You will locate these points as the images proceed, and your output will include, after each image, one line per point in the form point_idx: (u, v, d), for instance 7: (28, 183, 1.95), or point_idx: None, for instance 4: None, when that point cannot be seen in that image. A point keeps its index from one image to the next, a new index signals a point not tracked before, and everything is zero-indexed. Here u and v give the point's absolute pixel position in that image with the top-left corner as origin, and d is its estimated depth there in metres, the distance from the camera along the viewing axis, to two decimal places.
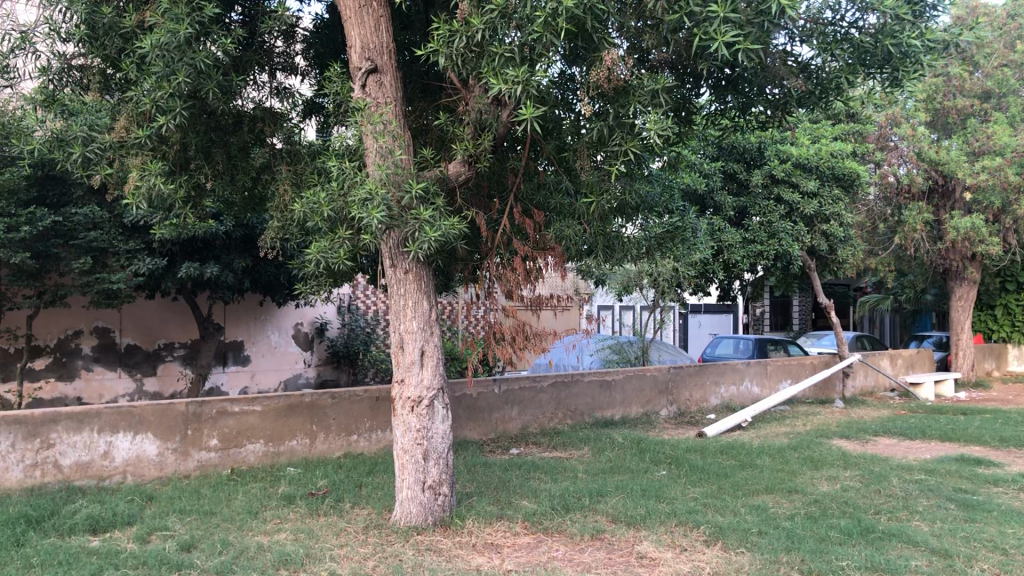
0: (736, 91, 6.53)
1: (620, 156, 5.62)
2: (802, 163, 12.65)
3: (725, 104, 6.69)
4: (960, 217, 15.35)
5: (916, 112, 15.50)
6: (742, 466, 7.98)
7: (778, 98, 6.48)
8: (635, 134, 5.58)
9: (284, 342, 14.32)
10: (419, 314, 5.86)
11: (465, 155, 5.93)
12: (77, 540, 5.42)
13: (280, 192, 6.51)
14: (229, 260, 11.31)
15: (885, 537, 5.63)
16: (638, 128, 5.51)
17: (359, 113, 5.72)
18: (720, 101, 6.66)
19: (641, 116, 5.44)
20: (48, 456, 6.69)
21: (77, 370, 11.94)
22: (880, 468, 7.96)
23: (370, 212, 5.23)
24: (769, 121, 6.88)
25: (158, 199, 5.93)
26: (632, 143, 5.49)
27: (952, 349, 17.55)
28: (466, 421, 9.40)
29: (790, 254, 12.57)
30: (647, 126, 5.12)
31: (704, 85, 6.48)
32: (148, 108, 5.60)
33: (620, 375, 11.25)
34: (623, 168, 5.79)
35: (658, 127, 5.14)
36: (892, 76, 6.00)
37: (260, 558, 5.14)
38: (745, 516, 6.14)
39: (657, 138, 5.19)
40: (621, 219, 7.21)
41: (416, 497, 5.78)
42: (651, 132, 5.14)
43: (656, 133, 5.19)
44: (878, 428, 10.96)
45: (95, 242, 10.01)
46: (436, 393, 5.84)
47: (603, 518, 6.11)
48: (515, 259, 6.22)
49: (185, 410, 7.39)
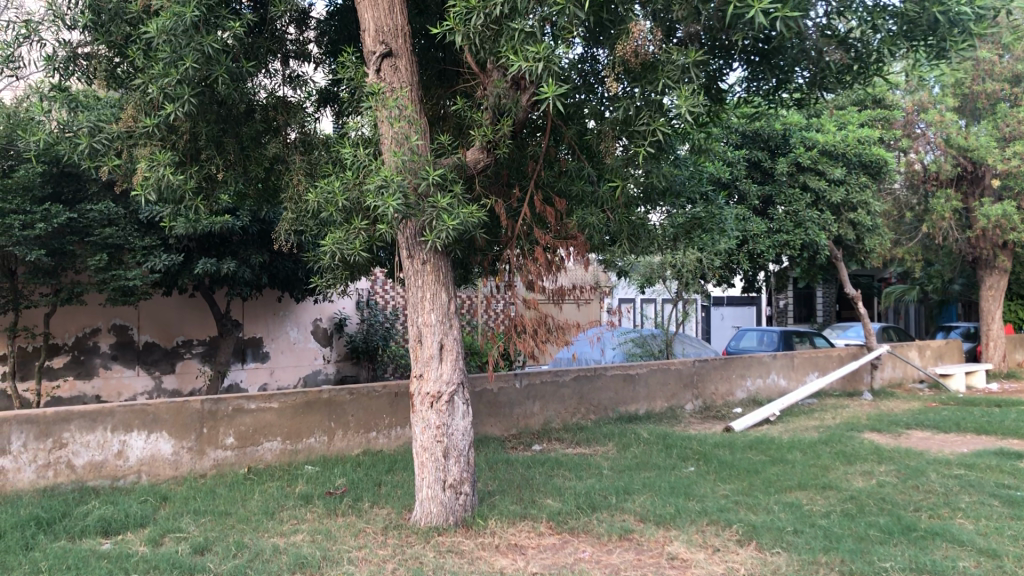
0: (770, 67, 6.31)
1: (649, 137, 5.39)
2: (828, 150, 12.32)
3: (758, 80, 6.47)
4: (990, 204, 14.98)
5: (944, 97, 15.13)
6: (773, 462, 7.73)
7: (813, 74, 6.26)
8: (663, 114, 5.35)
9: (303, 338, 14.17)
10: (437, 306, 5.64)
11: (483, 140, 5.72)
12: (88, 543, 5.26)
13: (295, 182, 6.40)
14: (246, 255, 11.16)
15: (928, 536, 5.38)
16: (666, 105, 5.27)
17: (373, 98, 5.52)
18: (753, 78, 6.44)
19: (669, 92, 5.20)
20: (61, 456, 6.54)
21: (94, 368, 11.85)
22: (916, 463, 7.68)
23: (385, 201, 5.02)
24: (803, 99, 6.66)
25: (169, 190, 5.76)
26: (660, 122, 5.25)
27: (983, 340, 17.17)
28: (488, 417, 9.19)
29: (817, 244, 12.28)
30: (678, 101, 4.88)
31: (737, 60, 6.27)
32: (156, 95, 5.42)
33: (644, 369, 11.00)
34: (651, 149, 5.55)
35: (688, 103, 4.89)
36: (938, 47, 5.74)
37: (276, 561, 4.95)
38: (780, 514, 5.90)
39: (688, 114, 4.94)
40: (646, 207, 6.98)
41: (437, 496, 5.58)
42: (682, 108, 4.89)
43: (687, 109, 4.93)
44: (910, 421, 10.66)
45: (110, 238, 9.88)
46: (457, 388, 5.62)
47: (630, 517, 5.88)
48: (536, 249, 5.99)
49: (200, 408, 7.23)
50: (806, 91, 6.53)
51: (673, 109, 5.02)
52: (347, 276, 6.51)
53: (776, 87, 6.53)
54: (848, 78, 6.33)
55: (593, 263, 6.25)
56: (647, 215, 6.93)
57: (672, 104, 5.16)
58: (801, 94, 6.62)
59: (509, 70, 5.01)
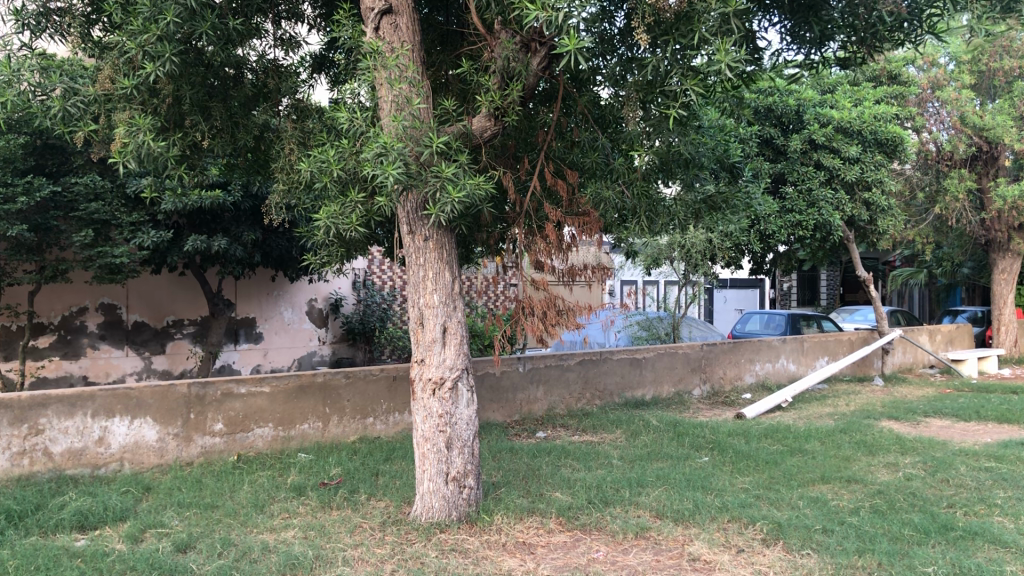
0: (817, 20, 5.97)
1: (679, 99, 4.94)
2: (844, 127, 11.80)
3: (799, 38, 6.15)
4: (1006, 185, 14.60)
5: (961, 74, 14.70)
6: (792, 452, 7.33)
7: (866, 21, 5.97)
8: (694, 72, 4.92)
9: (298, 319, 13.76)
10: (440, 286, 5.22)
11: (490, 107, 5.25)
12: (60, 540, 4.85)
13: (286, 151, 6.00)
14: (238, 232, 10.70)
15: (967, 536, 5.00)
16: (700, 63, 4.83)
17: (371, 57, 5.08)
18: (797, 32, 6.13)
19: (703, 46, 4.74)
20: (37, 443, 6.12)
21: (82, 348, 11.43)
22: (941, 454, 7.29)
23: (384, 169, 4.60)
24: (849, 58, 6.31)
25: (149, 159, 5.33)
26: (693, 81, 4.80)
27: (994, 324, 16.80)
28: (490, 402, 8.79)
29: (830, 224, 11.87)
30: (717, 56, 4.43)
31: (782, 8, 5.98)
32: (134, 53, 5.00)
33: (651, 352, 10.61)
34: (682, 113, 5.09)
35: (728, 57, 4.43)
36: None
37: (264, 561, 4.55)
38: (805, 510, 5.52)
39: (726, 70, 4.49)
40: (663, 181, 6.56)
41: (439, 490, 5.17)
42: (721, 62, 4.43)
43: (726, 65, 4.47)
44: (927, 408, 10.27)
45: (96, 214, 9.42)
46: (461, 374, 5.22)
47: (646, 513, 5.49)
48: (546, 226, 5.57)
49: (187, 392, 6.82)
50: (852, 46, 6.20)
51: (710, 65, 4.57)
52: (343, 253, 6.12)
53: (820, 42, 6.19)
54: (901, 35, 6.05)
55: (605, 242, 5.83)
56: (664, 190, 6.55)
57: (707, 61, 4.70)
58: (847, 52, 6.26)
59: (528, 20, 4.58)
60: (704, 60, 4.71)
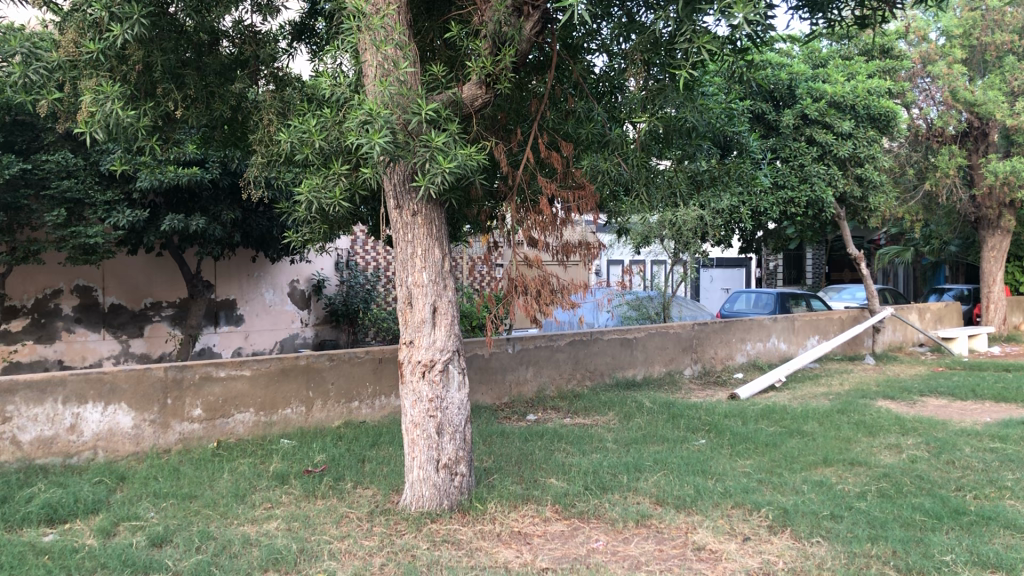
0: None
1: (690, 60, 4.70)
2: (837, 102, 11.59)
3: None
4: (997, 161, 14.44)
5: (953, 49, 14.38)
6: (791, 434, 7.12)
7: None
8: (705, 31, 4.68)
9: (280, 300, 13.45)
10: (430, 264, 4.94)
11: (482, 74, 4.96)
12: (27, 535, 4.57)
13: (265, 121, 5.74)
14: (217, 211, 10.36)
15: (981, 522, 4.80)
16: (712, 20, 4.60)
17: (355, 19, 4.79)
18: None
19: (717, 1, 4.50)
20: (5, 431, 5.79)
21: (57, 331, 11.06)
22: (943, 435, 7.10)
23: (370, 137, 4.32)
24: (869, 14, 6.06)
25: (119, 129, 5.03)
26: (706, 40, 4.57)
27: (983, 302, 16.69)
28: (478, 385, 8.53)
29: (823, 202, 11.66)
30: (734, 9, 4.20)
31: None
32: (100, 15, 4.73)
33: (642, 332, 10.37)
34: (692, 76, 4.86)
35: (745, 9, 4.20)
36: None
37: (245, 556, 4.29)
38: (810, 495, 5.32)
39: (744, 25, 4.26)
40: (662, 154, 6.32)
41: (429, 478, 4.92)
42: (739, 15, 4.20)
43: (743, 19, 4.23)
44: (922, 387, 10.11)
45: (68, 192, 9.08)
46: (451, 356, 4.95)
47: (646, 500, 5.25)
48: (540, 200, 5.30)
49: (163, 376, 6.53)
50: (871, 3, 5.98)
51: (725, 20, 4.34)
52: (326, 230, 5.87)
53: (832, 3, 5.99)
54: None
55: (601, 218, 5.56)
56: (661, 163, 6.42)
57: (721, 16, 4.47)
58: (866, 9, 6.01)
59: None
60: (719, 16, 4.48)
